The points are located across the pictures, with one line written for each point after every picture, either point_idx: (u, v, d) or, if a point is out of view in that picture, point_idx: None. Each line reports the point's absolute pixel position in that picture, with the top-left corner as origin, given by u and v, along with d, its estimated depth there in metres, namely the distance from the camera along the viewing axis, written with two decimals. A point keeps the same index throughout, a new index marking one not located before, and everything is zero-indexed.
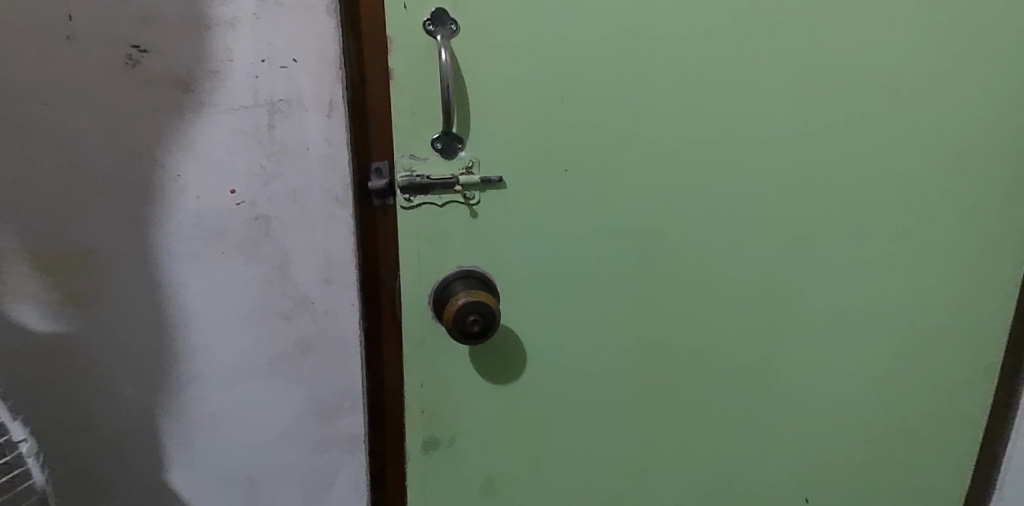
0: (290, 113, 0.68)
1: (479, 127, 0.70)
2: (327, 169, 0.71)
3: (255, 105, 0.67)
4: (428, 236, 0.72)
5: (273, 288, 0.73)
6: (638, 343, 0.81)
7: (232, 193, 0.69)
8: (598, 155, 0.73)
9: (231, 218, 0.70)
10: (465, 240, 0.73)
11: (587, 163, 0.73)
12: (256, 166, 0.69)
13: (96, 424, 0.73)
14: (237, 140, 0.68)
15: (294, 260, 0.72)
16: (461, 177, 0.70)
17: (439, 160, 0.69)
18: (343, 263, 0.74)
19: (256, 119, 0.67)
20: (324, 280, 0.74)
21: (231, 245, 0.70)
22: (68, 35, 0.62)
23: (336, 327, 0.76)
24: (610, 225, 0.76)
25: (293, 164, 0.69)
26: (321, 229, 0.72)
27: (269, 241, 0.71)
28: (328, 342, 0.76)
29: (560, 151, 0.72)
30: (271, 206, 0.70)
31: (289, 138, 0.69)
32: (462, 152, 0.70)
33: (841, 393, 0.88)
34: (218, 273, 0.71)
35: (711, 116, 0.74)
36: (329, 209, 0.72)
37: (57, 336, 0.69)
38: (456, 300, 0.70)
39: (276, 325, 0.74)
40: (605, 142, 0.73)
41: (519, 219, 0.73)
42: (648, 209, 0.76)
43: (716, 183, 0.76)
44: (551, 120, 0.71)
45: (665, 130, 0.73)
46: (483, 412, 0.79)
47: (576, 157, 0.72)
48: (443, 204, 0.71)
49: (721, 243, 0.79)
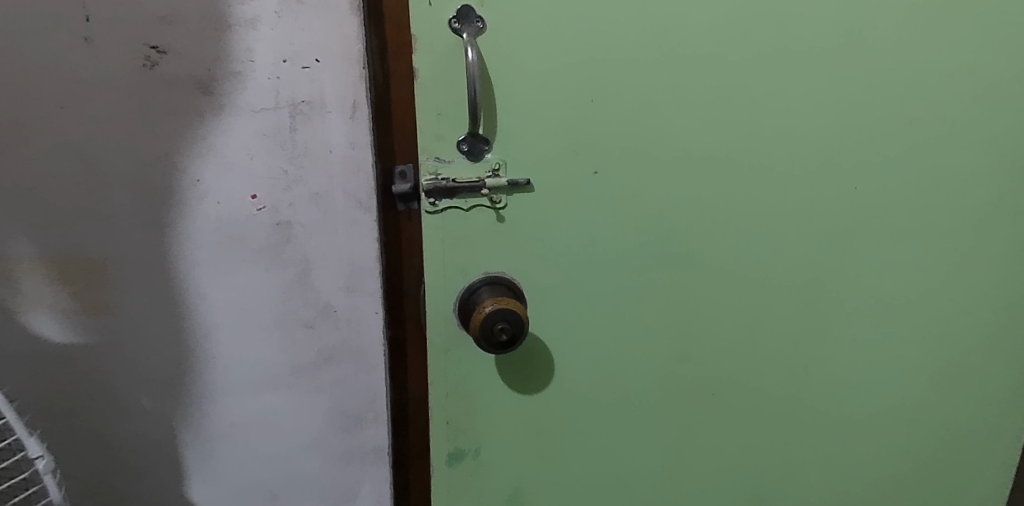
0: (312, 115, 0.66)
1: (507, 127, 0.67)
2: (350, 173, 0.68)
3: (276, 107, 0.65)
4: (454, 241, 0.69)
5: (295, 296, 0.71)
6: (671, 350, 0.78)
7: (253, 198, 0.67)
8: (629, 157, 0.70)
9: (253, 225, 0.67)
10: (492, 243, 0.70)
11: (619, 165, 0.70)
12: (278, 170, 0.66)
13: (114, 438, 0.71)
14: (258, 143, 0.65)
15: (316, 266, 0.70)
16: (487, 180, 0.67)
17: (465, 161, 0.66)
18: (367, 270, 0.72)
19: (277, 122, 0.65)
20: (347, 288, 0.72)
21: (252, 251, 0.68)
22: (85, 36, 0.60)
23: (359, 336, 0.74)
24: (641, 228, 0.73)
25: (315, 168, 0.67)
26: (344, 234, 0.70)
27: (291, 247, 0.69)
28: (351, 351, 0.74)
29: (591, 153, 0.69)
30: (294, 211, 0.68)
31: (312, 141, 0.66)
32: (488, 154, 0.67)
33: (881, 403, 0.85)
34: (239, 281, 0.69)
35: (749, 116, 0.71)
36: (351, 214, 0.69)
37: (73, 347, 0.68)
38: (482, 308, 0.67)
39: (298, 333, 0.72)
40: (637, 143, 0.70)
41: (546, 223, 0.71)
42: (682, 211, 0.73)
43: (753, 185, 0.73)
44: (581, 121, 0.68)
45: (700, 130, 0.70)
46: (511, 422, 0.77)
47: (608, 159, 0.70)
48: (468, 209, 0.68)
49: (756, 245, 0.75)
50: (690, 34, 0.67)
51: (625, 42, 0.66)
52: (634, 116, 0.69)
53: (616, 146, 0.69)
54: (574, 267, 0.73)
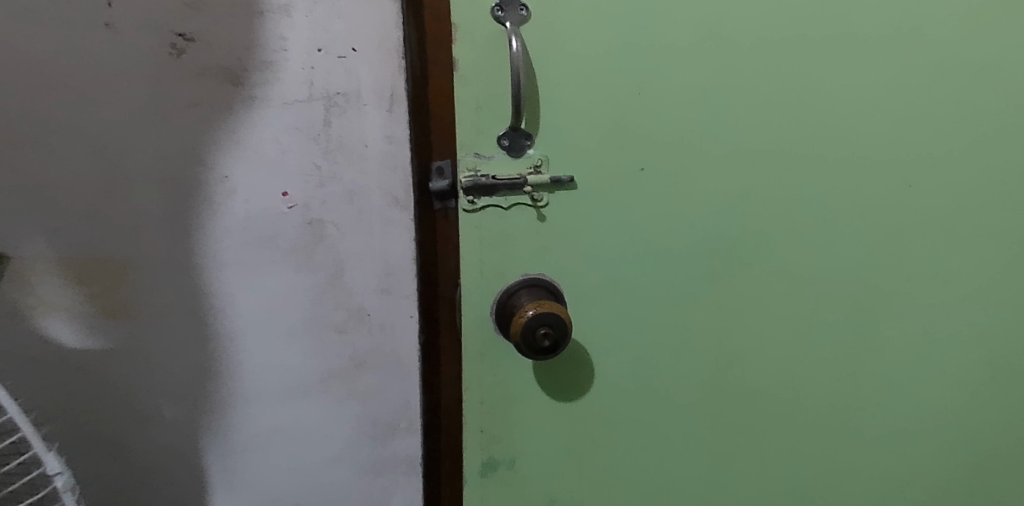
0: (348, 108, 0.62)
1: (552, 119, 0.63)
2: (386, 169, 0.65)
3: (310, 99, 0.61)
4: (492, 240, 0.65)
5: (326, 299, 0.67)
6: (714, 356, 0.74)
7: (284, 195, 0.63)
8: (676, 152, 0.67)
9: (283, 224, 0.64)
10: (532, 242, 0.66)
11: (665, 161, 0.67)
12: (310, 166, 0.63)
13: (134, 448, 0.67)
14: (290, 138, 0.61)
15: (349, 268, 0.66)
16: (529, 178, 0.63)
17: (506, 157, 0.62)
18: (402, 271, 0.68)
19: (310, 115, 0.61)
20: (380, 290, 0.68)
21: (282, 252, 0.64)
22: (107, 23, 0.56)
23: (393, 340, 0.70)
24: (688, 227, 0.69)
25: (350, 163, 0.63)
26: (378, 233, 0.66)
27: (323, 247, 0.65)
28: (384, 356, 0.70)
29: (637, 148, 0.66)
30: (326, 209, 0.64)
31: (346, 135, 0.63)
32: (531, 149, 0.63)
33: (928, 411, 0.81)
34: (267, 283, 0.65)
35: (801, 110, 0.67)
36: (387, 212, 0.66)
37: (92, 352, 0.64)
38: (524, 311, 0.63)
39: (328, 339, 0.68)
40: (685, 138, 0.66)
41: (590, 222, 0.67)
42: (730, 210, 0.69)
43: (803, 182, 0.70)
44: (628, 114, 0.65)
45: (751, 125, 0.67)
46: (548, 430, 0.73)
47: (654, 155, 0.66)
48: (508, 207, 0.64)
49: (804, 246, 0.72)
50: (742, 24, 0.64)
51: (675, 32, 0.63)
52: (684, 110, 0.66)
53: (663, 141, 0.66)
54: (616, 268, 0.69)
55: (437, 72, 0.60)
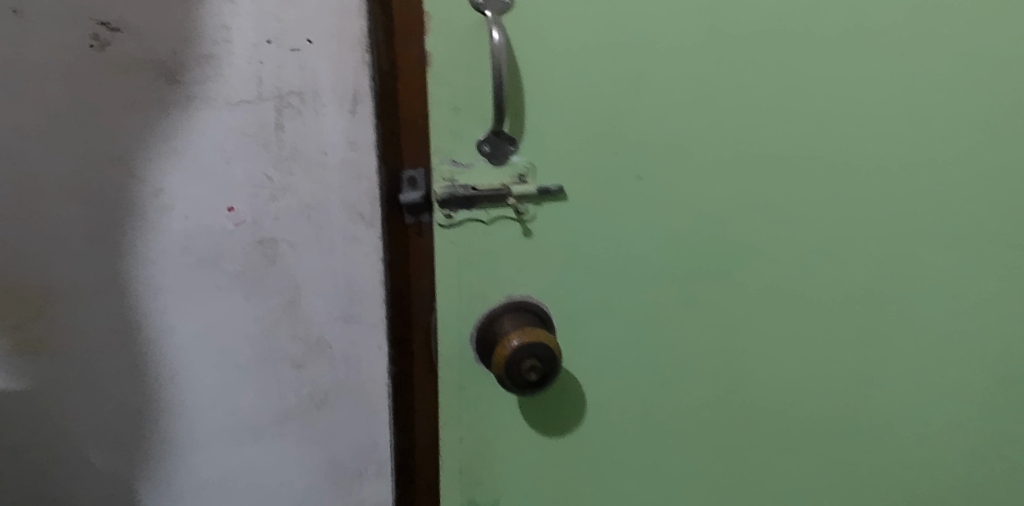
0: (303, 109, 0.52)
1: (541, 123, 0.52)
2: (348, 179, 0.55)
3: (259, 98, 0.51)
4: (472, 262, 0.54)
5: (281, 331, 0.57)
6: (734, 397, 0.63)
7: (229, 210, 0.53)
8: (699, 161, 0.55)
9: (229, 244, 0.54)
10: (517, 265, 0.55)
11: (684, 172, 0.55)
12: (259, 176, 0.53)
13: (62, 499, 0.58)
14: (235, 143, 0.52)
15: (307, 294, 0.57)
16: (513, 189, 0.53)
17: (486, 165, 0.52)
18: (369, 296, 0.58)
19: (260, 116, 0.52)
20: (344, 318, 0.58)
21: (228, 276, 0.55)
22: (14, 7, 0.47)
23: (359, 376, 0.60)
24: (711, 250, 0.58)
25: (306, 172, 0.54)
26: (341, 253, 0.57)
27: (276, 270, 0.56)
28: (349, 393, 0.61)
29: (650, 156, 0.54)
30: (279, 226, 0.54)
31: (301, 141, 0.53)
32: (514, 155, 0.52)
33: (986, 459, 0.69)
34: (211, 312, 0.56)
35: (851, 110, 0.56)
36: (351, 229, 0.56)
37: (8, 394, 0.54)
38: (508, 339, 0.53)
39: (285, 374, 0.59)
40: (710, 144, 0.55)
41: (589, 243, 0.56)
42: (763, 229, 0.58)
43: (853, 197, 0.58)
44: (640, 115, 0.53)
45: (790, 129, 0.55)
46: (537, 480, 0.62)
47: (671, 165, 0.55)
48: (489, 223, 0.53)
49: (844, 270, 0.60)
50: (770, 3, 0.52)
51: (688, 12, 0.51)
52: (709, 110, 0.54)
53: (683, 149, 0.55)
54: (622, 298, 0.58)
55: (404, 68, 0.50)
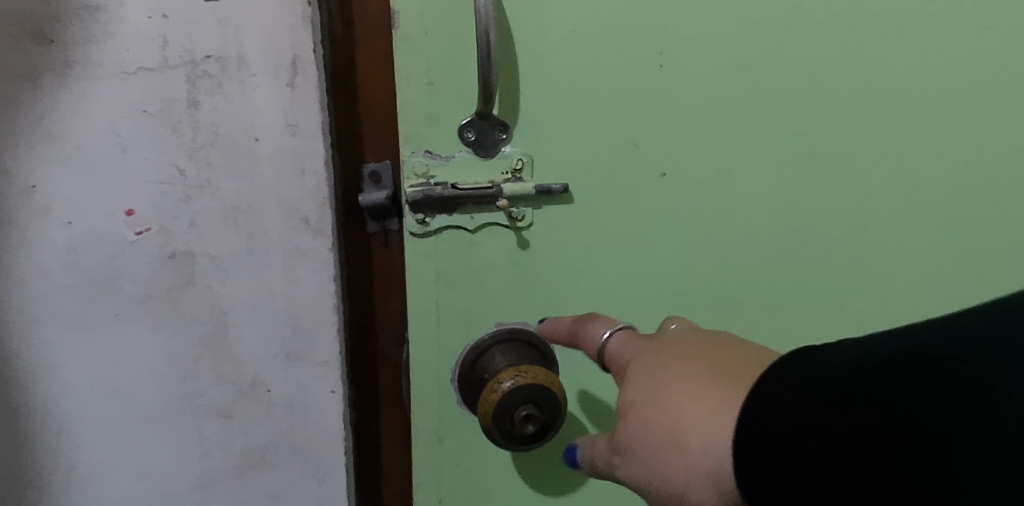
0: (225, 80, 0.39)
1: (546, 105, 0.39)
2: (288, 174, 0.41)
3: (165, 66, 0.38)
4: (454, 283, 0.41)
5: (204, 372, 0.44)
6: None
7: (128, 215, 0.40)
8: (755, 154, 0.42)
9: (129, 260, 0.41)
10: (511, 285, 0.42)
11: (732, 169, 0.42)
12: (168, 169, 0.40)
13: None
14: (133, 126, 0.39)
15: (237, 323, 0.43)
16: (505, 187, 0.39)
17: (471, 157, 0.39)
18: (319, 328, 0.45)
19: (166, 90, 0.38)
20: (285, 356, 0.45)
21: (129, 302, 0.41)
22: None
23: (308, 428, 0.47)
24: (766, 269, 0.45)
25: (231, 165, 0.40)
26: (280, 271, 0.43)
27: (194, 293, 0.42)
28: (294, 451, 0.47)
29: (691, 146, 0.41)
30: (198, 235, 0.41)
31: (223, 123, 0.40)
32: (506, 145, 0.39)
33: None
34: (108, 351, 0.42)
35: (959, 90, 0.42)
36: (293, 239, 0.43)
37: None
38: (500, 377, 0.39)
39: (209, 430, 0.45)
40: (773, 131, 0.42)
41: (607, 258, 0.43)
42: (836, 244, 0.44)
43: (959, 202, 0.44)
44: (678, 91, 0.40)
45: (875, 112, 0.42)
46: None
47: (715, 157, 0.42)
48: (474, 233, 0.41)
49: (937, 296, 0.46)
50: None
51: None
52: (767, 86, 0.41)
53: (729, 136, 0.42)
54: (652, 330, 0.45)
55: (367, 36, 0.39)
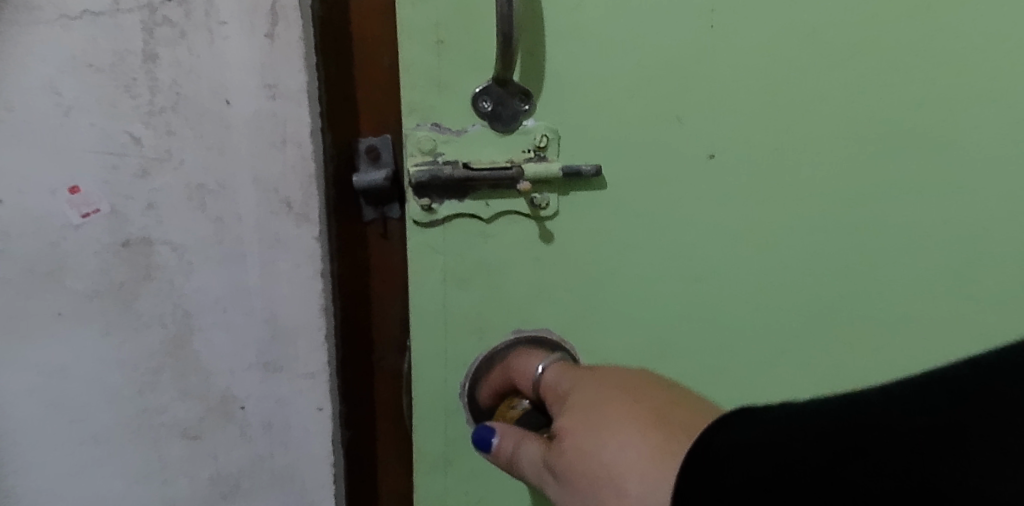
0: (187, 27, 0.32)
1: (584, 64, 0.30)
2: (265, 144, 0.34)
3: (116, 9, 0.31)
4: (462, 284, 0.32)
5: (164, 385, 0.36)
6: None
7: (73, 193, 0.33)
8: (853, 131, 0.32)
9: (74, 247, 0.34)
10: (535, 289, 0.33)
11: (826, 143, 0.32)
12: (120, 137, 0.33)
13: None
14: (78, 83, 0.32)
15: (204, 326, 0.36)
16: (525, 169, 0.30)
17: (486, 130, 0.30)
18: (302, 334, 0.36)
19: (117, 39, 0.32)
20: (262, 367, 0.37)
21: (75, 298, 0.34)
22: None
23: (289, 457, 0.38)
24: (866, 276, 0.34)
25: (196, 133, 0.33)
26: (255, 264, 0.35)
27: (152, 288, 0.35)
28: (273, 483, 0.39)
29: (773, 119, 0.32)
30: (157, 218, 0.34)
31: (187, 80, 0.32)
32: (528, 118, 0.30)
33: None
34: (51, 357, 0.35)
35: None
36: (271, 225, 0.35)
37: None
38: (521, 388, 0.30)
39: (172, 453, 0.37)
40: (881, 101, 0.32)
41: (659, 261, 0.33)
42: (962, 243, 0.34)
43: None
44: (761, 47, 0.31)
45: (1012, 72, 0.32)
46: None
47: (801, 128, 0.32)
48: (488, 226, 0.32)
49: None
50: None
51: None
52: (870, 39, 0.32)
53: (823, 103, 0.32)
54: (722, 354, 0.34)
55: (365, 18, 0.36)
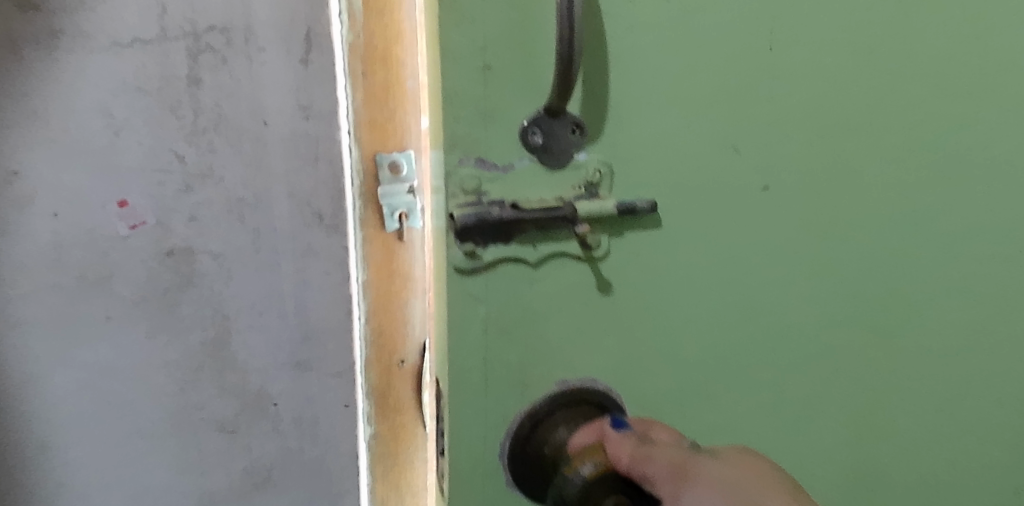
0: (229, 54, 0.34)
1: (637, 80, 0.25)
2: (299, 162, 0.37)
3: (163, 37, 0.34)
4: (502, 338, 0.27)
5: (204, 382, 0.39)
6: None
7: (122, 206, 0.36)
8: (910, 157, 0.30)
9: (122, 256, 0.36)
10: (582, 344, 0.28)
11: (894, 192, 0.30)
12: (165, 155, 0.35)
13: None
14: (128, 105, 0.34)
15: (241, 328, 0.39)
16: (580, 208, 0.26)
17: (534, 166, 0.26)
18: (332, 335, 0.40)
19: (164, 65, 0.34)
20: (295, 365, 0.40)
21: (123, 304, 0.37)
22: None
23: (318, 445, 0.42)
24: (915, 316, 0.32)
25: (236, 152, 0.36)
26: (290, 269, 0.38)
27: (194, 294, 0.38)
28: (304, 469, 0.43)
29: (830, 148, 0.29)
30: (200, 230, 0.37)
31: (228, 103, 0.35)
32: (580, 151, 0.26)
33: None
34: (100, 359, 0.37)
35: None
36: (304, 235, 0.38)
37: None
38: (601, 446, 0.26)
39: (211, 445, 0.41)
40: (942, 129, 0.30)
41: (725, 314, 0.30)
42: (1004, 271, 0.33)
43: None
44: (829, 68, 0.27)
45: None
46: None
47: (873, 174, 0.29)
48: (535, 274, 0.27)
49: None
50: None
51: None
52: (944, 71, 0.29)
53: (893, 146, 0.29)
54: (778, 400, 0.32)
55: (387, 36, 0.37)
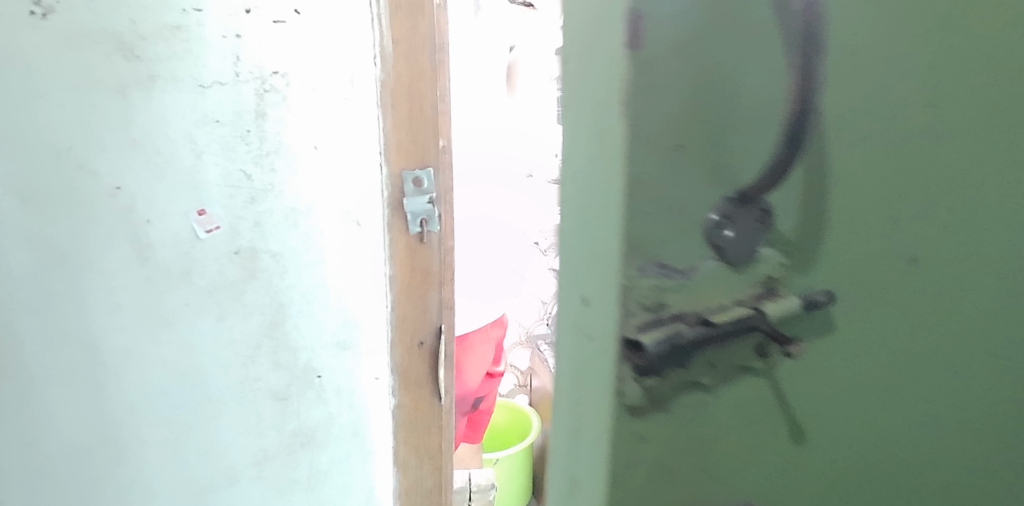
0: (290, 94, 0.44)
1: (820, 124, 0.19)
2: (343, 178, 0.46)
3: (236, 80, 0.42)
4: (669, 471, 0.20)
5: (262, 359, 0.48)
6: None
7: (201, 214, 0.44)
8: None
9: (200, 255, 0.45)
10: (741, 461, 0.21)
11: None
12: (237, 174, 0.44)
13: None
14: (208, 134, 0.43)
15: (294, 313, 0.48)
16: (770, 317, 0.20)
17: (721, 267, 0.19)
18: (367, 318, 0.50)
19: (238, 103, 0.43)
20: (336, 343, 0.50)
21: (199, 293, 0.46)
22: None
23: (354, 410, 0.52)
24: None
25: (293, 170, 0.45)
26: (333, 264, 0.48)
27: (256, 286, 0.46)
28: (341, 431, 0.52)
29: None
30: (262, 233, 0.46)
31: (288, 132, 0.44)
32: (766, 246, 0.19)
33: None
34: (179, 338, 0.46)
35: None
36: (345, 237, 0.48)
37: None
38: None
39: (265, 412, 0.49)
40: None
41: (895, 406, 0.23)
42: None
43: None
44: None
45: None
46: None
47: None
48: (710, 396, 0.20)
49: None
50: None
51: None
52: None
53: None
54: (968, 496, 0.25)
55: (413, 81, 0.46)
